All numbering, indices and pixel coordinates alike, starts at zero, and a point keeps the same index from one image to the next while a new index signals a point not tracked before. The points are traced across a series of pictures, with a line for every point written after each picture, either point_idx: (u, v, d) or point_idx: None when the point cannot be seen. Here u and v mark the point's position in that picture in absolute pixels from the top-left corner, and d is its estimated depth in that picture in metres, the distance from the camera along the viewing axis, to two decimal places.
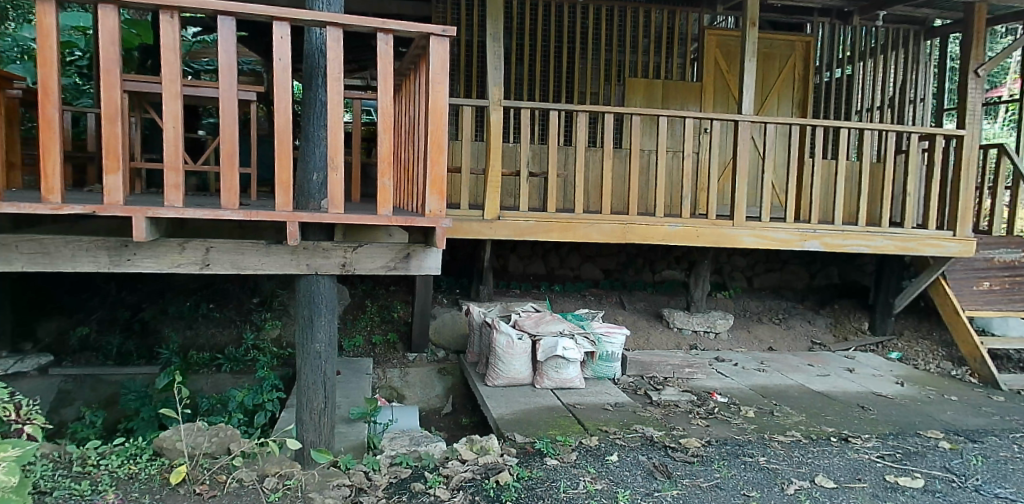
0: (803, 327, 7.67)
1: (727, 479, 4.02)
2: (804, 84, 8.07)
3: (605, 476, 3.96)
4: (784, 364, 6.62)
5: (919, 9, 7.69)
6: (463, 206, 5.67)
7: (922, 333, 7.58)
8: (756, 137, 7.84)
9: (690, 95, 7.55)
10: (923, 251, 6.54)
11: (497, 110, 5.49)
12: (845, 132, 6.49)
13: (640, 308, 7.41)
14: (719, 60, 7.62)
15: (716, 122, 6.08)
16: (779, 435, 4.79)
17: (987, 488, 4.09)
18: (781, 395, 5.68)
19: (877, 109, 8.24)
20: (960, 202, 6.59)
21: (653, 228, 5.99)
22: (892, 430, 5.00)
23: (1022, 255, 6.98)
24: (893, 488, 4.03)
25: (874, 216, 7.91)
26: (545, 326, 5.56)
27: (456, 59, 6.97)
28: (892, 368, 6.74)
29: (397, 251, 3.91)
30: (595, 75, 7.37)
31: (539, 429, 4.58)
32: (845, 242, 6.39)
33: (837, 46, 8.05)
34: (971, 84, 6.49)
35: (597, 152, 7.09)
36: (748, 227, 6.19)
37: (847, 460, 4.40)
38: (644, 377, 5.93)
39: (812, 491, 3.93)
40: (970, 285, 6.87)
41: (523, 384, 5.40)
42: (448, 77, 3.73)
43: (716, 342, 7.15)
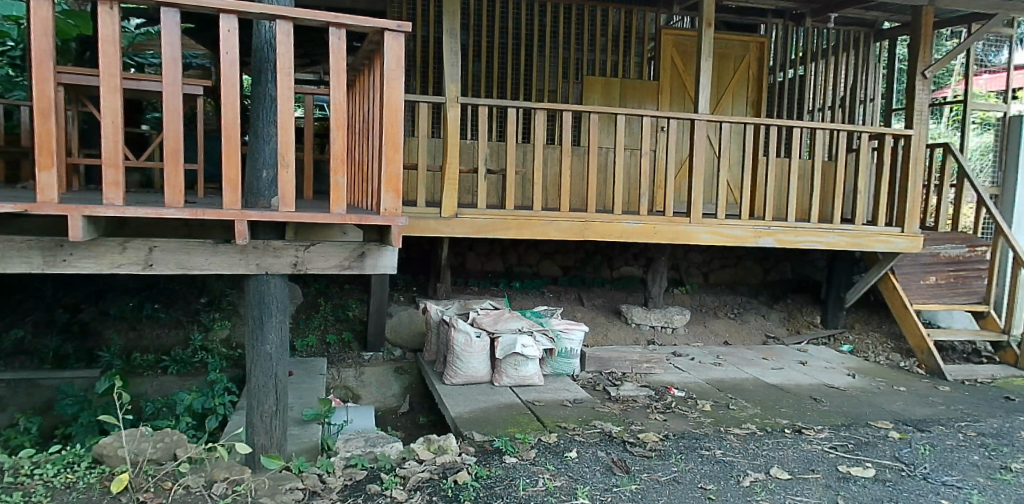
0: (758, 321, 7.79)
1: (684, 473, 4.05)
2: (757, 84, 8.20)
3: (564, 473, 3.95)
4: (739, 358, 6.72)
5: (869, 11, 7.89)
6: (420, 203, 5.59)
7: (871, 326, 7.78)
8: (712, 136, 7.94)
9: (647, 94, 7.61)
10: (873, 247, 6.69)
11: (454, 106, 5.43)
12: (798, 131, 6.60)
13: (597, 305, 7.44)
14: (676, 59, 7.69)
15: (673, 121, 6.11)
16: (735, 428, 4.84)
17: (935, 476, 4.20)
18: (737, 388, 5.76)
19: (828, 108, 8.42)
20: (908, 199, 6.77)
21: (611, 225, 6.01)
22: (844, 421, 5.11)
23: (966, 250, 7.21)
24: (845, 478, 4.10)
25: (825, 212, 8.08)
26: (504, 324, 5.52)
27: (412, 55, 6.89)
28: (843, 360, 6.89)
29: (351, 250, 3.84)
30: (552, 73, 7.36)
31: (498, 427, 4.54)
32: (798, 238, 6.51)
33: (789, 47, 8.21)
34: (918, 86, 6.70)
35: (555, 149, 7.07)
36: (704, 224, 6.26)
37: (801, 452, 4.47)
38: (603, 373, 5.92)
39: (767, 483, 3.98)
40: (917, 280, 7.08)
41: (482, 382, 5.36)
42: (403, 74, 3.68)
43: (673, 337, 7.22)
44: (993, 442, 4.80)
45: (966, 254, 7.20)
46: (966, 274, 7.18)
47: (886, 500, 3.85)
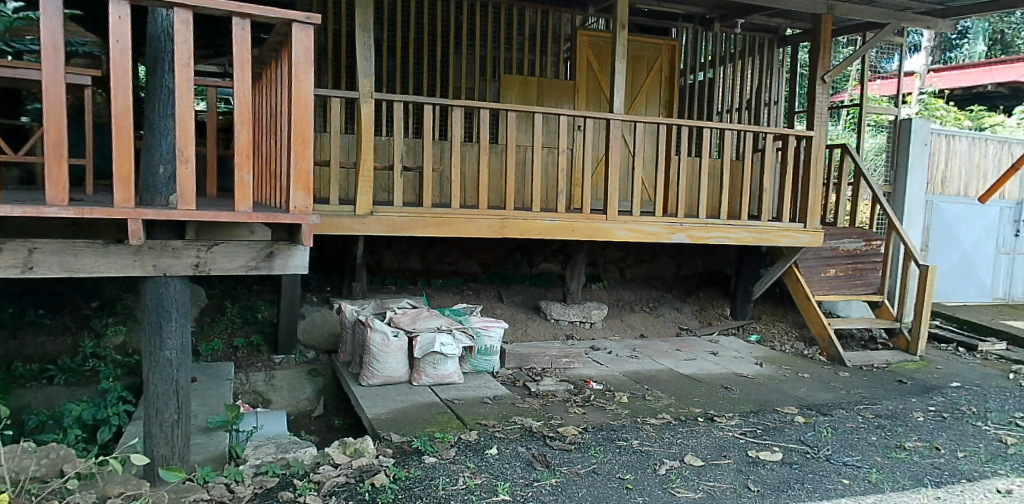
0: (672, 314, 8.02)
1: (603, 464, 4.10)
2: (670, 85, 8.42)
3: (484, 470, 3.93)
4: (654, 350, 6.88)
5: (773, 18, 8.26)
6: (333, 201, 5.43)
7: (777, 317, 8.13)
8: (627, 135, 8.10)
9: (564, 94, 7.68)
10: (778, 242, 6.98)
11: (368, 101, 5.30)
12: (708, 131, 6.80)
13: (516, 301, 7.45)
14: (591, 60, 7.80)
15: (589, 120, 6.17)
16: (651, 418, 4.95)
17: (836, 457, 4.41)
18: (653, 380, 5.88)
19: (736, 110, 8.75)
20: (810, 196, 7.09)
21: (529, 222, 6.02)
22: (753, 407, 5.30)
23: (862, 244, 7.58)
24: (755, 462, 4.26)
25: (734, 209, 8.39)
26: (422, 322, 5.43)
27: (323, 49, 6.69)
28: (751, 350, 7.17)
29: (259, 250, 3.68)
30: (469, 71, 7.32)
31: (417, 427, 4.47)
32: (708, 234, 6.72)
33: (699, 50, 8.48)
34: (818, 90, 7.06)
35: (472, 147, 7.01)
36: (620, 221, 6.36)
37: (713, 439, 4.62)
38: (523, 369, 5.92)
39: (682, 470, 4.09)
40: (818, 272, 7.44)
41: (400, 382, 5.26)
42: (313, 67, 3.55)
43: (591, 331, 7.32)
44: (888, 423, 5.10)
45: (863, 247, 7.60)
46: (863, 267, 7.60)
47: (792, 482, 4.01)
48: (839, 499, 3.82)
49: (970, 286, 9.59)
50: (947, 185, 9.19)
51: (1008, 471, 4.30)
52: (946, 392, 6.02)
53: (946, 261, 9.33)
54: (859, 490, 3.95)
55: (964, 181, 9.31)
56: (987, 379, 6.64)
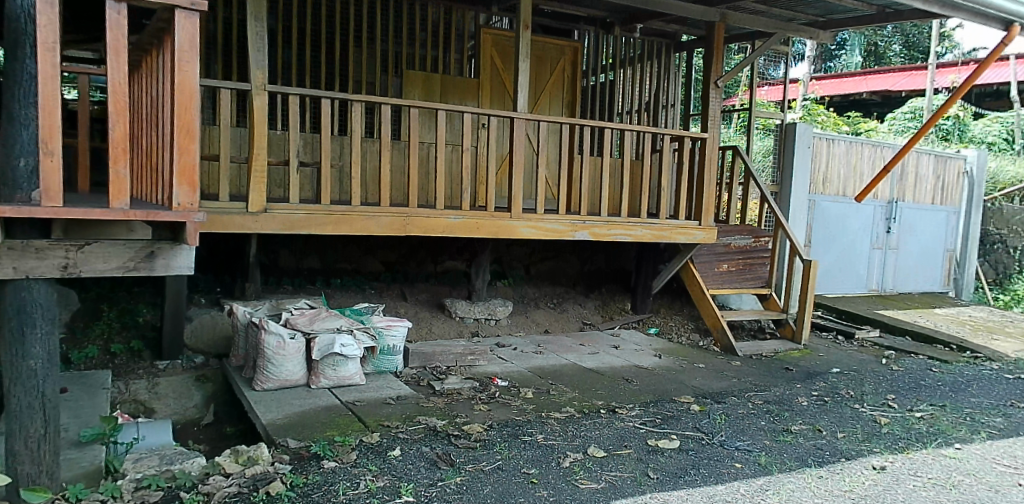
0: (575, 310, 8.15)
1: (508, 460, 4.10)
2: (571, 86, 8.55)
3: (387, 473, 3.83)
4: (559, 345, 6.96)
5: (671, 24, 8.53)
6: (223, 198, 5.16)
7: (674, 310, 8.43)
8: (531, 134, 8.14)
9: (468, 92, 7.66)
10: (675, 239, 7.22)
11: (260, 94, 5.07)
12: (609, 131, 6.94)
13: (420, 300, 7.36)
14: (495, 58, 7.80)
15: (493, 118, 6.15)
16: (555, 412, 4.99)
17: (729, 442, 4.60)
18: (557, 374, 5.94)
19: (635, 112, 8.98)
20: (705, 194, 7.37)
21: (432, 220, 5.93)
22: (653, 398, 5.45)
23: (751, 240, 7.93)
24: (654, 451, 4.37)
25: (634, 206, 8.61)
26: (320, 323, 5.26)
27: (213, 39, 6.35)
28: (651, 342, 7.38)
29: (138, 250, 3.47)
30: (370, 66, 7.14)
31: (315, 432, 4.31)
32: (610, 231, 6.86)
33: (600, 53, 8.64)
34: (712, 94, 7.37)
35: (374, 143, 6.84)
36: (524, 219, 6.38)
37: (615, 430, 4.71)
38: (427, 368, 5.83)
39: (585, 462, 4.15)
40: (712, 267, 7.74)
41: (297, 386, 5.07)
42: (198, 56, 3.35)
43: (496, 328, 7.32)
44: (776, 408, 5.36)
45: (751, 244, 7.93)
46: (753, 262, 7.98)
47: (689, 468, 4.15)
48: (732, 482, 3.99)
49: (848, 279, 10.26)
50: (828, 185, 9.78)
51: (882, 449, 4.62)
52: (827, 377, 6.41)
53: (827, 255, 9.93)
54: (750, 472, 4.13)
55: (843, 181, 9.93)
56: (863, 364, 7.13)
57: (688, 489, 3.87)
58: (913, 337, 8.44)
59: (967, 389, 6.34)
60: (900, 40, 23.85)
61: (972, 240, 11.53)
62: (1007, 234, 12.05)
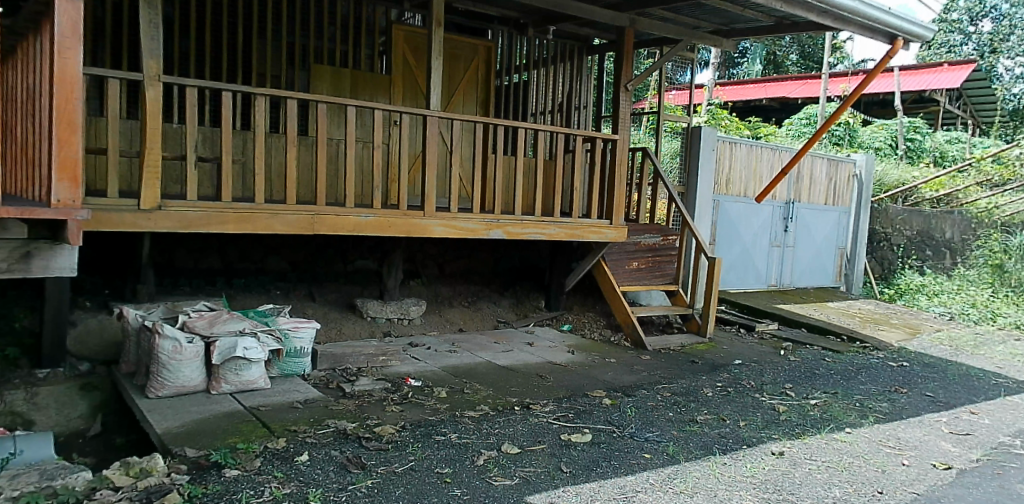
0: (490, 308, 8.15)
1: (420, 461, 4.03)
2: (485, 86, 8.53)
3: (294, 479, 3.69)
4: (473, 343, 6.93)
5: (583, 27, 8.65)
6: (111, 194, 4.84)
7: (587, 307, 8.57)
8: (444, 133, 8.07)
9: (379, 88, 7.51)
10: (587, 238, 7.33)
11: (154, 85, 4.79)
12: (522, 131, 6.96)
13: (329, 300, 7.17)
14: (406, 55, 7.68)
15: (405, 115, 6.04)
16: (468, 411, 4.95)
17: (639, 434, 4.69)
18: (470, 373, 5.90)
19: (548, 112, 9.06)
20: (616, 193, 7.51)
21: (341, 218, 5.77)
22: (566, 393, 5.51)
23: (659, 239, 8.20)
24: (567, 445, 4.41)
25: (547, 205, 8.69)
26: (221, 326, 5.03)
27: (102, 26, 5.95)
28: (565, 339, 7.47)
29: (12, 251, 3.47)
30: (276, 59, 6.87)
31: (216, 440, 4.10)
32: (524, 230, 6.88)
33: (513, 53, 8.66)
34: (622, 97, 7.52)
35: (280, 138, 6.59)
36: (437, 217, 6.31)
37: (529, 426, 4.72)
38: (337, 370, 5.66)
39: (499, 459, 4.13)
40: (622, 265, 7.91)
41: (196, 392, 4.82)
42: (82, 44, 3.19)
43: (409, 328, 7.22)
44: (683, 400, 5.52)
45: (660, 242, 8.20)
46: (661, 259, 8.21)
47: (601, 461, 4.21)
48: (642, 473, 4.07)
49: (748, 275, 10.73)
50: (730, 186, 10.17)
51: (781, 435, 4.84)
52: (730, 369, 6.66)
53: (730, 253, 10.35)
54: (659, 462, 4.23)
55: (744, 183, 10.35)
56: (763, 355, 7.46)
57: (599, 481, 3.93)
58: (808, 329, 8.91)
59: (857, 377, 6.74)
60: (796, 50, 25.22)
61: (861, 237, 12.27)
62: (892, 232, 12.90)
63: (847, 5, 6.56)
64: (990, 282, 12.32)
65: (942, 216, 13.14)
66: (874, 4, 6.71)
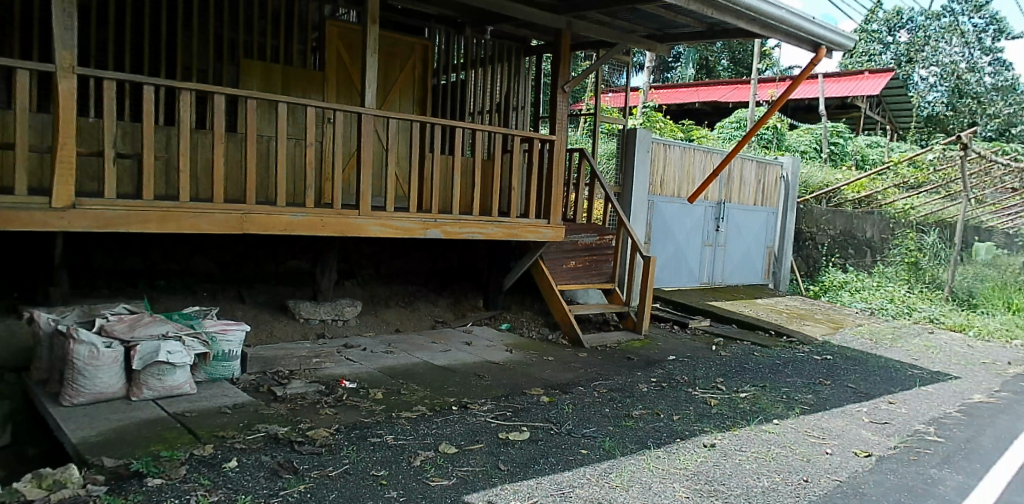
0: (428, 307, 8.08)
1: (355, 463, 3.95)
2: (422, 85, 8.44)
3: (222, 486, 3.57)
4: (409, 344, 6.85)
5: (521, 28, 8.67)
6: (20, 191, 4.57)
7: (525, 306, 8.58)
8: (380, 131, 7.95)
9: (312, 85, 7.33)
10: (525, 238, 7.34)
11: (68, 77, 4.55)
12: (460, 130, 6.91)
13: (260, 302, 6.97)
14: (341, 51, 7.52)
15: (339, 113, 5.91)
16: (405, 411, 4.88)
17: (576, 430, 4.73)
18: (407, 373, 5.82)
19: (486, 112, 9.04)
20: (554, 193, 7.53)
21: (272, 218, 5.60)
22: (504, 392, 5.50)
23: (596, 238, 8.27)
24: (504, 444, 4.40)
25: (485, 206, 8.67)
26: (143, 330, 4.82)
27: (11, 15, 5.62)
28: (502, 338, 7.47)
29: None
30: (203, 53, 6.62)
31: (137, 448, 3.92)
32: (462, 230, 6.84)
33: (451, 53, 8.59)
34: (560, 98, 7.57)
35: (207, 134, 6.35)
36: (373, 217, 6.20)
37: (467, 426, 4.68)
38: (268, 374, 5.50)
39: (436, 459, 4.09)
40: (560, 264, 7.96)
41: (115, 398, 4.60)
42: None
43: (343, 329, 7.09)
44: (619, 396, 5.59)
45: (597, 241, 8.27)
46: (598, 258, 8.30)
47: (538, 458, 4.21)
48: (579, 468, 4.09)
49: (682, 273, 10.98)
50: (665, 187, 10.38)
51: (713, 428, 4.95)
52: (664, 365, 6.79)
53: (665, 252, 10.56)
54: (595, 458, 4.27)
55: (678, 184, 10.58)
56: (696, 351, 7.64)
57: (537, 478, 3.93)
58: (738, 324, 9.18)
59: (784, 370, 6.97)
60: (728, 56, 26.03)
61: (787, 236, 12.73)
62: (816, 232, 13.39)
63: (774, 13, 6.78)
64: (906, 278, 12.97)
65: (861, 216, 13.65)
66: (800, 13, 6.95)
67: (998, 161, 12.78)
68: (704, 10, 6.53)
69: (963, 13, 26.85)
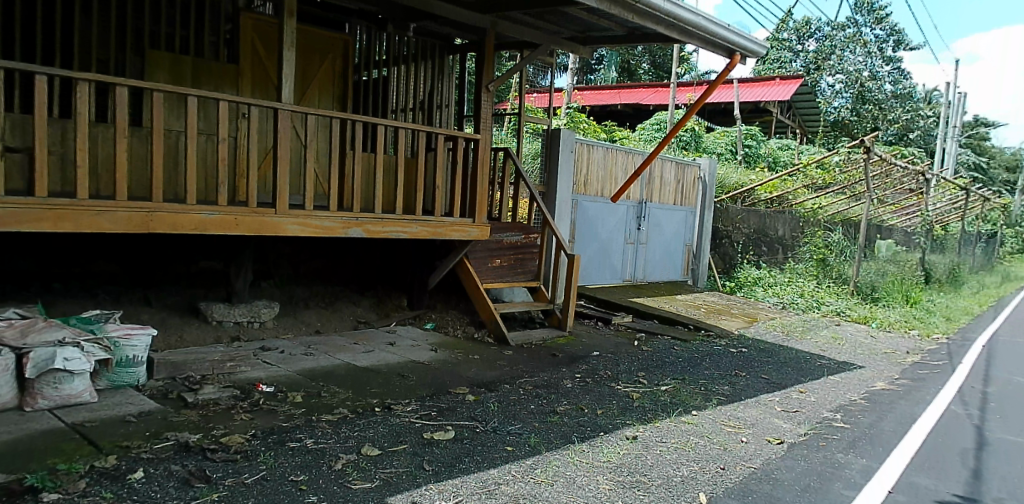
0: (349, 308, 7.91)
1: (273, 469, 3.80)
2: (342, 81, 8.25)
3: (127, 499, 3.38)
4: (330, 345, 6.68)
5: (444, 26, 8.59)
6: None
7: (450, 305, 8.50)
8: (299, 128, 7.72)
9: (224, 79, 7.04)
10: (450, 237, 7.27)
11: None
12: (382, 128, 6.77)
13: (169, 304, 6.64)
14: (256, 45, 7.24)
15: (255, 107, 5.69)
16: (326, 414, 4.75)
17: (502, 428, 4.71)
18: (328, 376, 5.67)
19: (409, 110, 8.90)
20: (479, 192, 7.49)
21: (182, 216, 5.34)
22: (428, 392, 5.43)
23: (522, 237, 8.26)
24: (429, 443, 4.34)
25: (409, 204, 8.54)
26: (37, 335, 4.51)
27: None
28: (427, 337, 7.38)
29: None
30: (104, 43, 6.26)
31: (31, 461, 3.66)
32: (384, 229, 6.71)
33: (373, 49, 8.43)
34: (484, 97, 7.54)
35: (108, 128, 6.00)
36: (291, 215, 6.00)
37: (390, 427, 4.60)
38: (178, 379, 5.24)
39: (359, 462, 3.99)
40: (485, 263, 7.93)
41: (6, 409, 4.29)
42: None
43: (260, 332, 6.85)
44: (544, 392, 5.61)
45: (523, 240, 8.26)
46: (523, 257, 8.32)
47: (463, 457, 4.17)
48: (504, 465, 4.08)
49: (605, 271, 11.15)
50: (588, 186, 10.51)
51: (635, 421, 5.04)
52: (588, 360, 6.87)
53: (588, 250, 10.69)
54: (521, 454, 4.26)
55: (601, 183, 10.73)
56: (619, 346, 7.77)
57: (462, 476, 3.89)
58: (659, 320, 9.39)
59: (702, 363, 7.17)
60: (648, 59, 26.72)
61: (705, 235, 13.12)
62: (732, 230, 13.86)
63: (691, 19, 6.97)
64: (814, 274, 13.59)
65: (774, 216, 14.25)
66: (716, 21, 7.18)
67: (898, 164, 13.54)
68: (625, 15, 6.63)
69: (865, 25, 28.40)
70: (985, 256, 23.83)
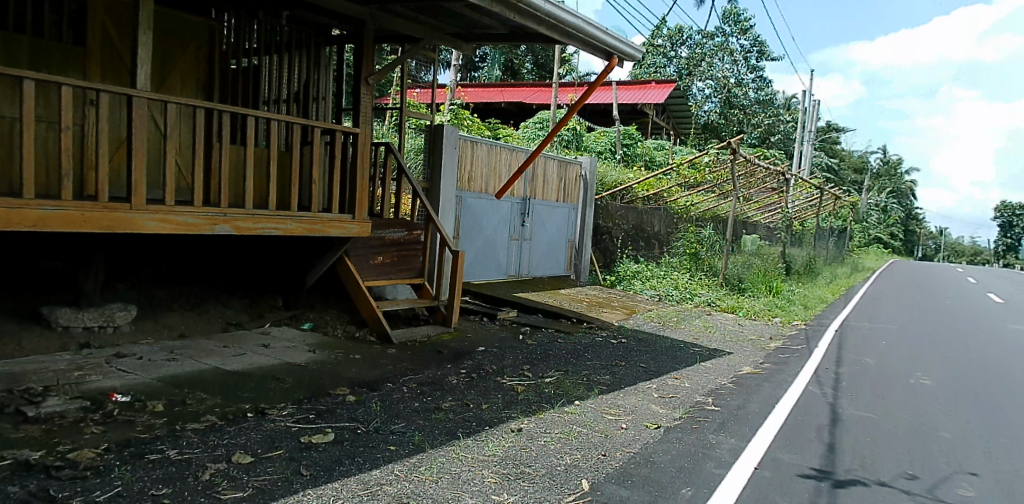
0: (218, 309, 7.46)
1: (130, 485, 3.50)
2: (207, 69, 7.76)
3: None
4: (196, 349, 6.26)
5: (321, 16, 8.27)
6: None
7: (329, 304, 8.22)
8: (158, 117, 7.19)
9: (69, 63, 6.44)
10: (328, 233, 7.00)
11: None
12: (253, 119, 6.40)
13: (5, 310, 5.99)
14: (107, 26, 6.67)
15: (104, 93, 5.20)
16: (191, 423, 4.43)
17: (384, 427, 4.58)
18: (194, 382, 5.31)
19: (283, 102, 8.52)
20: (358, 187, 7.26)
21: (17, 212, 4.81)
22: (306, 394, 5.19)
23: (404, 234, 8.10)
24: (307, 447, 4.15)
25: (283, 199, 8.17)
26: None
27: None
28: (304, 338, 7.08)
29: None
30: None
31: None
32: (256, 225, 6.35)
33: (243, 35, 7.98)
34: (363, 90, 7.31)
35: None
36: (149, 211, 5.56)
37: (263, 432, 4.35)
38: (16, 392, 4.72)
39: (228, 471, 3.74)
40: (366, 260, 7.71)
41: None
42: None
43: (115, 337, 6.32)
44: (428, 389, 5.52)
45: (405, 237, 8.11)
46: (405, 253, 8.17)
47: (343, 459, 4.02)
48: (387, 465, 3.96)
49: (490, 266, 11.18)
50: (472, 183, 10.48)
51: (519, 414, 5.05)
52: (473, 356, 6.83)
53: (472, 246, 10.66)
54: (405, 453, 4.16)
55: (485, 180, 10.73)
56: (503, 341, 7.79)
57: (342, 479, 3.74)
58: (543, 314, 9.51)
59: (584, 354, 7.32)
60: (531, 58, 27.15)
61: (587, 230, 13.45)
62: (612, 226, 14.27)
63: (571, 21, 7.08)
64: (688, 267, 14.26)
65: (650, 213, 14.84)
66: (595, 24, 7.33)
67: (761, 165, 14.45)
68: (506, 13, 6.63)
69: (732, 34, 30.14)
70: (837, 248, 25.97)
